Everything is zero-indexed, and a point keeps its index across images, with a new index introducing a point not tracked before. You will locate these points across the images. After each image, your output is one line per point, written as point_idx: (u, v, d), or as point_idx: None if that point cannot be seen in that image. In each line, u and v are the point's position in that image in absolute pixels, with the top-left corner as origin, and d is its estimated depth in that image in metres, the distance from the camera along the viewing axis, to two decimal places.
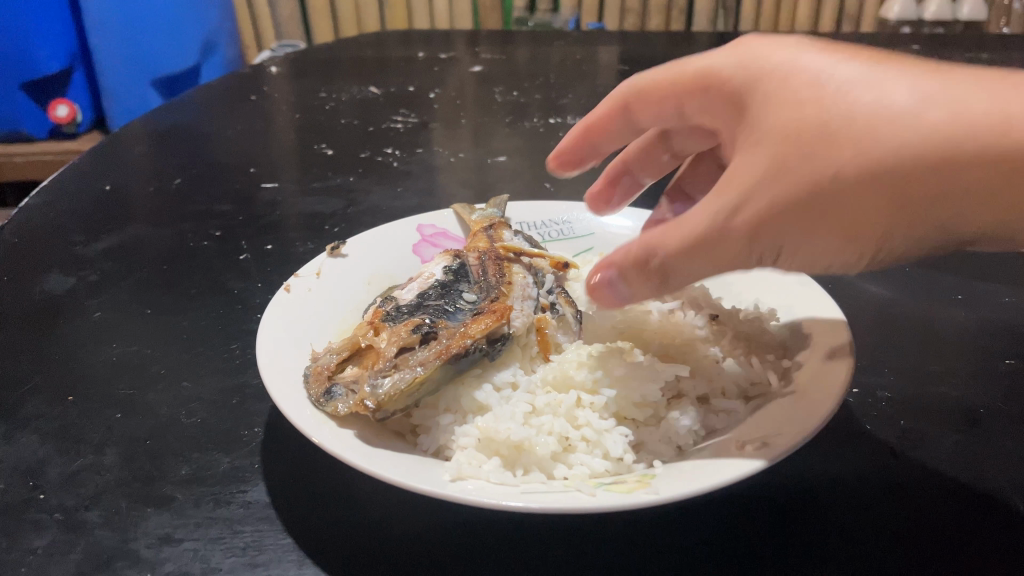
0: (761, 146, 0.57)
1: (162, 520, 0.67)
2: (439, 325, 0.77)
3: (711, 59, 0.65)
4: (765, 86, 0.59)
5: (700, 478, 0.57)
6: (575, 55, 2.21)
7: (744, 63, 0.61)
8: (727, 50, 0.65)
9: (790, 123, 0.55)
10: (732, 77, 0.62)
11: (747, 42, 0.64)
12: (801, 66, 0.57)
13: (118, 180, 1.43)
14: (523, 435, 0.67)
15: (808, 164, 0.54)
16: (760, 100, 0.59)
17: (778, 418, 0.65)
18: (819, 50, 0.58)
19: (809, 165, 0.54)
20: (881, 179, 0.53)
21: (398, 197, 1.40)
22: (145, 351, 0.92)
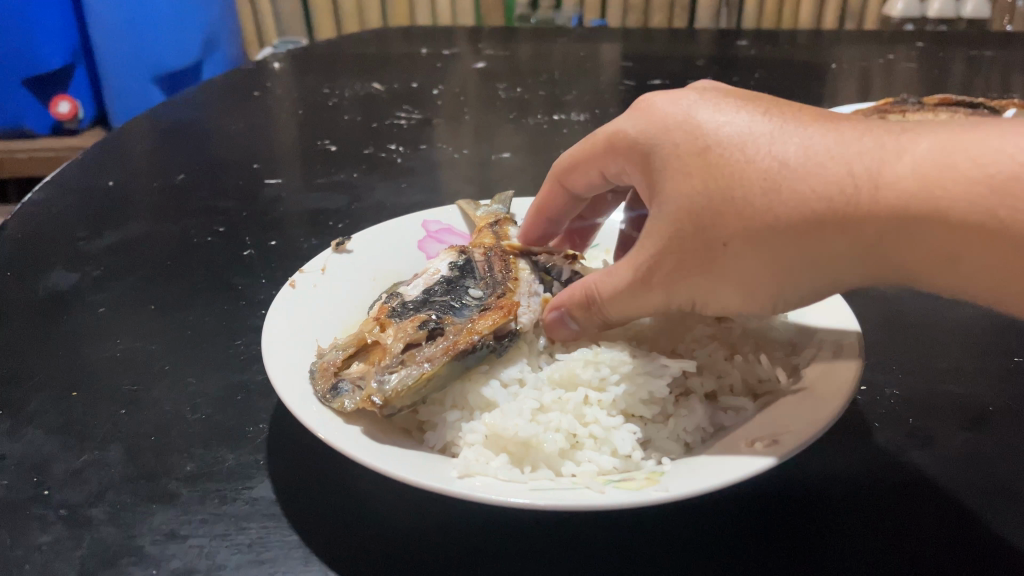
0: (665, 208, 0.68)
1: (167, 517, 0.66)
2: (445, 322, 0.77)
3: (621, 123, 0.76)
4: (666, 148, 0.70)
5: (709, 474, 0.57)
6: (578, 52, 2.20)
7: (646, 127, 0.72)
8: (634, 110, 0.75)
9: (685, 196, 0.66)
10: (639, 138, 0.73)
11: (649, 102, 0.74)
12: (694, 135, 0.68)
13: (121, 176, 1.42)
14: (531, 432, 0.67)
15: (704, 233, 0.66)
16: (660, 164, 0.70)
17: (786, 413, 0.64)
18: (712, 112, 0.68)
19: (699, 235, 0.66)
20: (763, 247, 0.64)
21: (402, 193, 1.40)
22: (149, 347, 0.92)
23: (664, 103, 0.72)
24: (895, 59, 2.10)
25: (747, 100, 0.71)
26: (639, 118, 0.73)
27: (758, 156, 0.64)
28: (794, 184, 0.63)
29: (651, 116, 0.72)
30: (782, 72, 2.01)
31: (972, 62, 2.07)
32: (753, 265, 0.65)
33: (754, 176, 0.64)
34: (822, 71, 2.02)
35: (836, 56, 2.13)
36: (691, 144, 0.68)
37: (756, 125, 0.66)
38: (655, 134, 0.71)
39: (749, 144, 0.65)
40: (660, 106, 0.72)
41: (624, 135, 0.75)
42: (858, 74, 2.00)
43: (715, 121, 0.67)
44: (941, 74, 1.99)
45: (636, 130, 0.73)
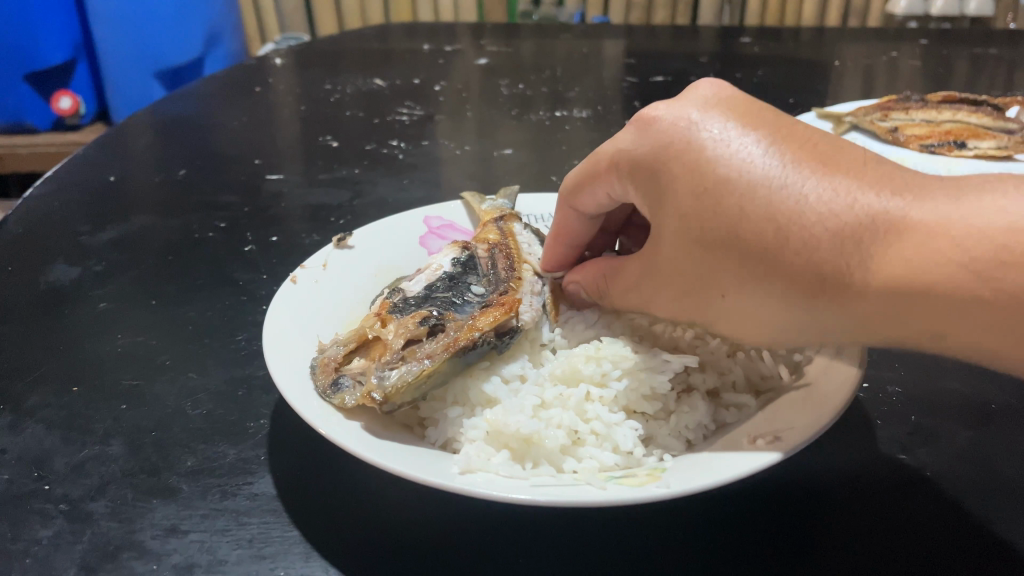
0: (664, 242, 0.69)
1: (168, 511, 0.66)
2: (447, 318, 0.77)
3: (620, 142, 0.72)
4: (668, 183, 0.67)
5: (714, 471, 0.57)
6: (581, 48, 2.20)
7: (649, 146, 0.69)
8: (637, 128, 0.70)
9: (680, 233, 0.67)
10: (640, 158, 0.69)
11: (655, 119, 0.70)
12: (697, 179, 0.65)
13: (123, 171, 1.42)
14: (532, 428, 0.66)
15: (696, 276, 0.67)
16: (663, 198, 0.68)
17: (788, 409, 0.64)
18: (718, 137, 0.65)
19: (695, 281, 0.67)
20: (747, 305, 0.65)
21: (404, 189, 1.39)
22: (150, 342, 0.91)
23: (668, 128, 0.68)
24: (898, 57, 2.10)
25: (755, 125, 0.67)
26: (643, 140, 0.69)
27: (757, 214, 0.62)
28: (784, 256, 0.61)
29: (654, 142, 0.68)
30: (785, 69, 2.00)
31: (975, 60, 2.06)
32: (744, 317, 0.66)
33: (752, 238, 0.62)
34: (825, 68, 2.02)
35: (839, 53, 2.12)
36: (692, 187, 0.65)
37: (759, 173, 0.63)
38: (658, 165, 0.68)
39: (752, 194, 0.62)
40: (664, 131, 0.68)
41: (625, 157, 0.71)
42: (861, 72, 1.99)
43: (720, 156, 0.64)
44: (944, 72, 1.98)
45: (637, 153, 0.70)
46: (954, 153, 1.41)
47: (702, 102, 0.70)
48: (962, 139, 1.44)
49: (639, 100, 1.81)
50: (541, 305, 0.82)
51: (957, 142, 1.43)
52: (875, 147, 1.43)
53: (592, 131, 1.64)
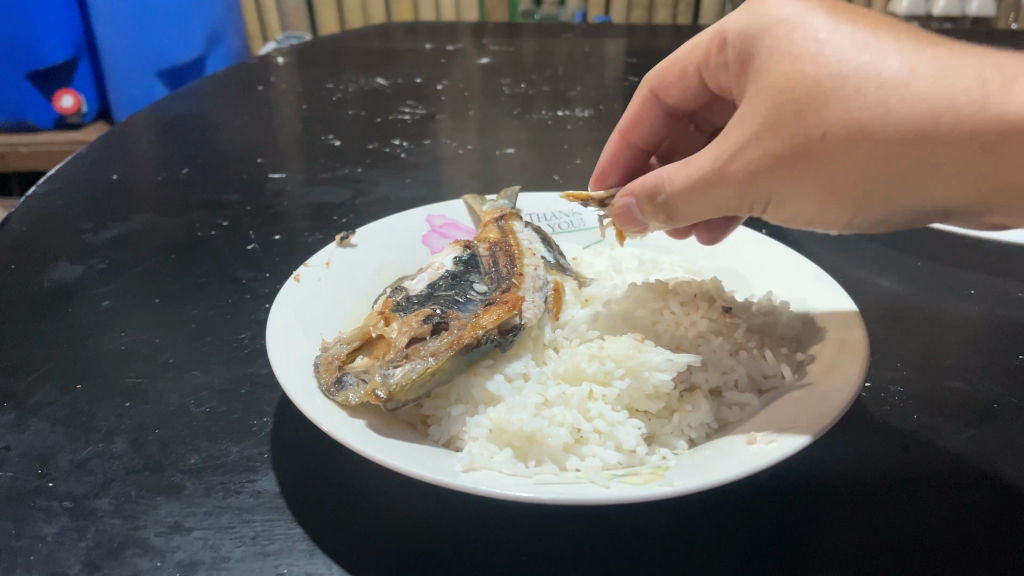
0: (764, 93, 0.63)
1: (172, 508, 0.66)
2: (450, 316, 0.77)
3: (729, 19, 0.70)
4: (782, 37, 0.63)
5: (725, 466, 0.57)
6: (583, 47, 2.20)
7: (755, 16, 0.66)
8: (746, 9, 0.68)
9: (787, 78, 0.61)
10: (745, 30, 0.67)
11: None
12: (809, 31, 0.61)
13: (125, 169, 1.42)
14: (535, 426, 0.67)
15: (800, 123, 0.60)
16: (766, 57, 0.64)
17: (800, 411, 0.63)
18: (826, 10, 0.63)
19: (794, 124, 0.61)
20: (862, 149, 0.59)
21: (406, 188, 1.39)
22: (153, 340, 0.92)
23: (778, 2, 0.66)
24: None
25: (857, 11, 0.65)
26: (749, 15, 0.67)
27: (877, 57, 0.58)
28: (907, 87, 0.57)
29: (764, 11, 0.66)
30: None
31: None
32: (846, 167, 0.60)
33: (874, 75, 0.58)
34: None
35: None
36: (806, 37, 0.61)
37: (870, 30, 0.60)
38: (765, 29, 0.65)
39: (870, 41, 0.59)
40: (776, 3, 0.66)
41: (732, 28, 0.69)
42: None
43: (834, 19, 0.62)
44: None
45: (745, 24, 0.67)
46: None
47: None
48: None
49: None
50: (544, 303, 0.82)
51: None
52: None
53: (594, 130, 1.64)
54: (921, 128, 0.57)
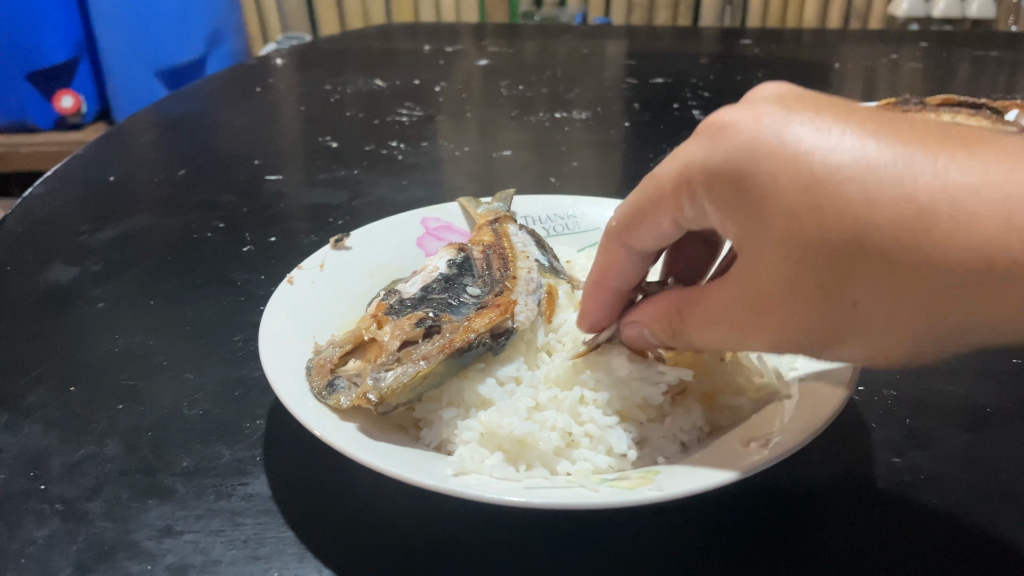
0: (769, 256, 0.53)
1: (163, 511, 0.66)
2: (443, 319, 0.77)
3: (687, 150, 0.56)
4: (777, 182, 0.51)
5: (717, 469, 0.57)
6: (582, 49, 2.20)
7: (724, 153, 0.54)
8: (704, 136, 0.56)
9: (794, 243, 0.51)
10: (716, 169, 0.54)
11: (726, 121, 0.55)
12: (805, 177, 0.50)
13: (123, 170, 1.42)
14: (526, 430, 0.67)
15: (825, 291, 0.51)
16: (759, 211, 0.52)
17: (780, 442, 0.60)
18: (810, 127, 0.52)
19: (829, 294, 0.51)
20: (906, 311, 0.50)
21: (403, 190, 1.39)
22: (148, 342, 0.92)
23: (748, 128, 0.53)
24: (899, 59, 2.09)
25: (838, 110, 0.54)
26: (714, 150, 0.54)
27: (892, 204, 0.48)
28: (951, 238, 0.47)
29: (737, 143, 0.53)
30: (786, 70, 2.00)
31: (977, 62, 2.06)
32: (900, 327, 0.51)
33: (898, 232, 0.48)
34: (826, 70, 2.01)
35: (840, 55, 2.12)
36: (800, 186, 0.50)
37: (878, 151, 0.49)
38: (745, 175, 0.53)
39: (877, 177, 0.49)
40: (749, 130, 0.53)
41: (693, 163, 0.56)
42: (862, 73, 1.99)
43: (821, 146, 0.51)
44: (945, 74, 1.98)
45: (712, 162, 0.54)
46: None
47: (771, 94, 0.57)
48: None
49: (639, 101, 1.81)
50: (537, 305, 0.82)
51: None
52: None
53: (592, 132, 1.64)
54: (972, 278, 0.47)
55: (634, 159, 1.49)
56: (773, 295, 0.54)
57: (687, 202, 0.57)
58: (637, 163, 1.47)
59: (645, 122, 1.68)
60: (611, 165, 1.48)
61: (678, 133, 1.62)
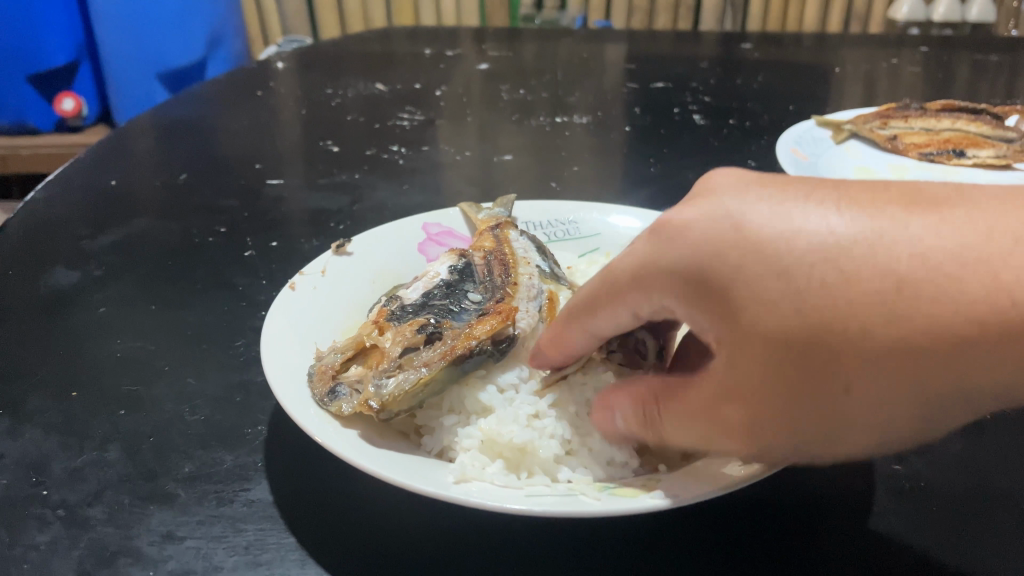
0: (752, 350, 0.51)
1: (165, 517, 0.67)
2: (444, 326, 0.78)
3: (648, 248, 0.56)
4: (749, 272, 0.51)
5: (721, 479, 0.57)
6: (582, 52, 2.20)
7: (688, 252, 0.53)
8: (655, 237, 0.56)
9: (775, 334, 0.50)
10: (680, 267, 0.54)
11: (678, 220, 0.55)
12: (774, 267, 0.50)
13: (124, 175, 1.43)
14: (525, 438, 0.68)
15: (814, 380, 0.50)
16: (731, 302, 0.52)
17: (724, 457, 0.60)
18: (769, 213, 0.53)
19: (815, 383, 0.50)
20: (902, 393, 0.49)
21: (404, 194, 1.40)
22: (149, 347, 0.92)
23: (705, 225, 0.53)
24: (899, 63, 2.10)
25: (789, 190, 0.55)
26: (671, 249, 0.54)
27: (870, 281, 0.48)
28: (933, 307, 0.47)
29: (695, 242, 0.53)
30: (786, 75, 2.01)
31: (977, 67, 2.06)
32: (889, 409, 0.49)
33: (879, 310, 0.48)
34: (826, 74, 2.01)
35: (840, 59, 2.12)
36: (772, 274, 0.50)
37: (845, 229, 0.51)
38: (708, 269, 0.52)
39: (851, 256, 0.49)
40: (704, 229, 0.53)
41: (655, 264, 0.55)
42: (862, 77, 2.00)
43: (789, 229, 0.51)
44: (945, 78, 1.98)
45: (673, 259, 0.54)
46: (953, 161, 1.42)
47: (715, 190, 0.57)
48: (962, 147, 1.47)
49: (639, 105, 1.81)
50: (539, 312, 0.83)
51: (956, 151, 1.46)
52: (872, 155, 1.44)
53: (592, 137, 1.64)
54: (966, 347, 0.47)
55: (634, 164, 1.50)
56: (759, 388, 0.52)
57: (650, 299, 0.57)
58: (637, 168, 1.48)
59: (645, 127, 1.68)
60: (611, 169, 1.48)
61: (678, 138, 1.62)
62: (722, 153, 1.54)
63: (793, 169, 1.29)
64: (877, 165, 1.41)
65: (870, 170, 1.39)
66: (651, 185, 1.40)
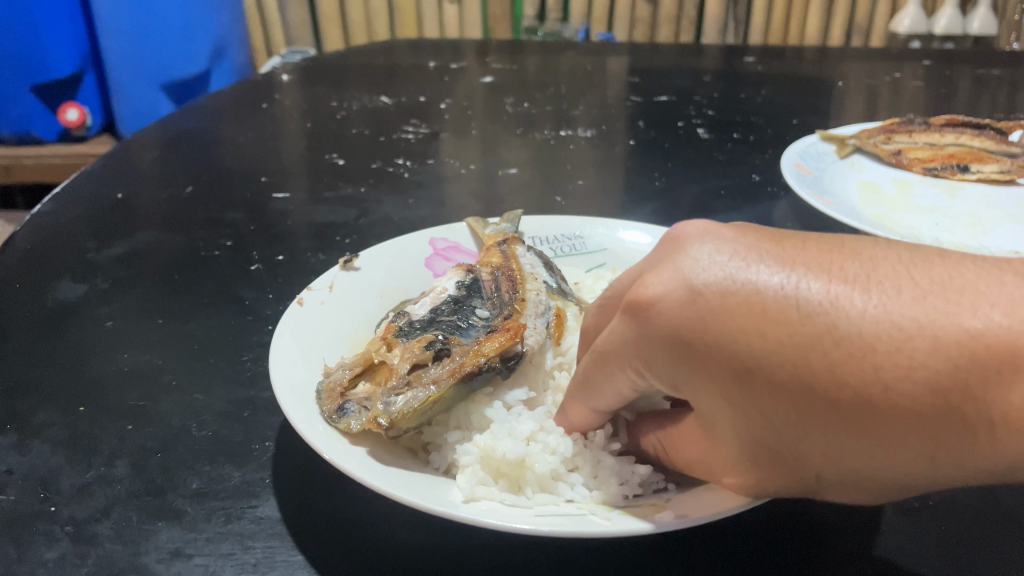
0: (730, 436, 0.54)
1: (173, 534, 0.66)
2: (452, 343, 0.78)
3: (623, 330, 0.56)
4: (720, 367, 0.51)
5: (727, 497, 0.57)
6: (585, 65, 2.21)
7: (656, 341, 0.53)
8: (628, 313, 0.55)
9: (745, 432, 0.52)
10: (653, 354, 0.54)
11: (648, 292, 0.54)
12: (738, 369, 0.50)
13: (130, 187, 1.43)
14: (523, 453, 0.67)
15: (789, 468, 0.53)
16: (704, 390, 0.53)
17: (708, 488, 0.59)
18: (733, 295, 0.51)
19: (791, 471, 0.53)
20: (870, 482, 0.51)
21: (409, 208, 1.40)
22: (156, 361, 0.92)
23: (672, 313, 0.52)
24: (902, 77, 2.10)
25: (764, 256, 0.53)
26: (643, 330, 0.54)
27: (829, 392, 0.48)
28: (889, 421, 0.47)
29: (660, 331, 0.53)
30: (789, 89, 2.01)
31: (980, 81, 2.06)
32: (862, 485, 0.52)
33: (837, 421, 0.49)
34: (829, 88, 2.02)
35: (842, 73, 2.13)
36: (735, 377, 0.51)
37: (809, 323, 0.49)
38: (680, 358, 0.53)
39: (810, 363, 0.48)
40: (668, 318, 0.52)
41: (630, 347, 0.56)
42: (865, 91, 2.00)
43: (751, 326, 0.50)
44: (948, 93, 1.98)
45: (646, 342, 0.54)
46: (957, 176, 1.42)
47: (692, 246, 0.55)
48: (966, 162, 1.45)
49: (643, 119, 1.81)
50: (545, 328, 0.83)
51: (960, 166, 1.45)
52: (876, 170, 1.45)
53: (596, 150, 1.65)
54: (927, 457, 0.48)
55: (638, 178, 1.50)
56: (741, 459, 0.55)
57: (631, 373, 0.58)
58: (642, 182, 1.48)
59: (649, 141, 1.69)
60: (616, 184, 1.48)
61: (683, 152, 1.63)
62: (726, 167, 1.54)
63: (796, 183, 1.29)
64: (880, 180, 1.41)
65: (874, 185, 1.39)
66: (656, 200, 1.40)
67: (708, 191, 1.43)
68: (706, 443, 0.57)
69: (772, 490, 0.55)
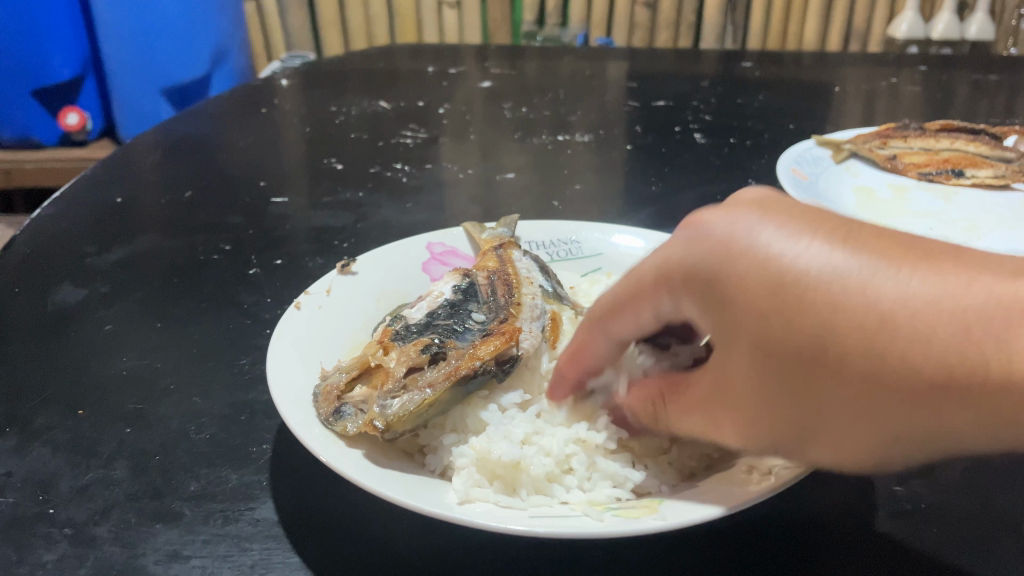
0: (742, 358, 0.54)
1: (171, 536, 0.67)
2: (448, 346, 0.79)
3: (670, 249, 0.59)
4: (749, 296, 0.53)
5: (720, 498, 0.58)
6: (584, 70, 2.22)
7: (701, 253, 0.56)
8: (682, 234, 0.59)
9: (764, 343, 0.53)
10: (693, 268, 0.56)
11: (703, 221, 0.58)
12: (775, 278, 0.52)
13: (130, 191, 1.44)
14: (518, 455, 0.68)
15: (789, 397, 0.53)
16: (736, 302, 0.54)
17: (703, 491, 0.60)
18: (779, 230, 0.55)
19: (792, 399, 0.52)
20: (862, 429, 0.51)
21: (407, 212, 1.41)
22: (155, 364, 0.93)
23: (725, 230, 0.56)
24: (898, 82, 2.11)
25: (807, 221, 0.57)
26: (692, 244, 0.57)
27: (854, 312, 0.50)
28: (907, 347, 0.49)
29: (710, 243, 0.56)
30: (786, 94, 2.02)
31: (977, 87, 2.07)
32: (851, 432, 0.51)
33: (859, 339, 0.50)
34: (826, 93, 2.03)
35: (840, 78, 2.14)
36: (770, 287, 0.52)
37: (848, 258, 0.52)
38: (719, 269, 0.55)
39: (841, 287, 0.51)
40: (721, 234, 0.56)
41: (671, 265, 0.58)
42: (863, 96, 2.01)
43: (795, 250, 0.53)
44: (944, 98, 1.99)
45: (692, 255, 0.57)
46: (952, 181, 1.43)
47: (747, 203, 0.59)
48: (960, 167, 1.46)
49: (641, 124, 1.82)
50: (541, 332, 0.84)
51: (955, 171, 1.45)
52: (872, 175, 1.46)
53: (594, 155, 1.66)
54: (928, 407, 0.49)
55: (635, 182, 1.51)
56: (747, 381, 0.54)
57: (661, 296, 0.59)
58: (639, 187, 1.49)
59: (646, 146, 1.70)
60: (614, 188, 1.49)
61: (680, 157, 1.63)
62: (723, 172, 1.55)
63: (792, 188, 1.30)
64: (876, 185, 1.42)
65: (870, 190, 1.40)
66: (653, 204, 1.41)
67: (705, 195, 1.44)
68: (711, 378, 0.58)
69: (767, 421, 0.54)
